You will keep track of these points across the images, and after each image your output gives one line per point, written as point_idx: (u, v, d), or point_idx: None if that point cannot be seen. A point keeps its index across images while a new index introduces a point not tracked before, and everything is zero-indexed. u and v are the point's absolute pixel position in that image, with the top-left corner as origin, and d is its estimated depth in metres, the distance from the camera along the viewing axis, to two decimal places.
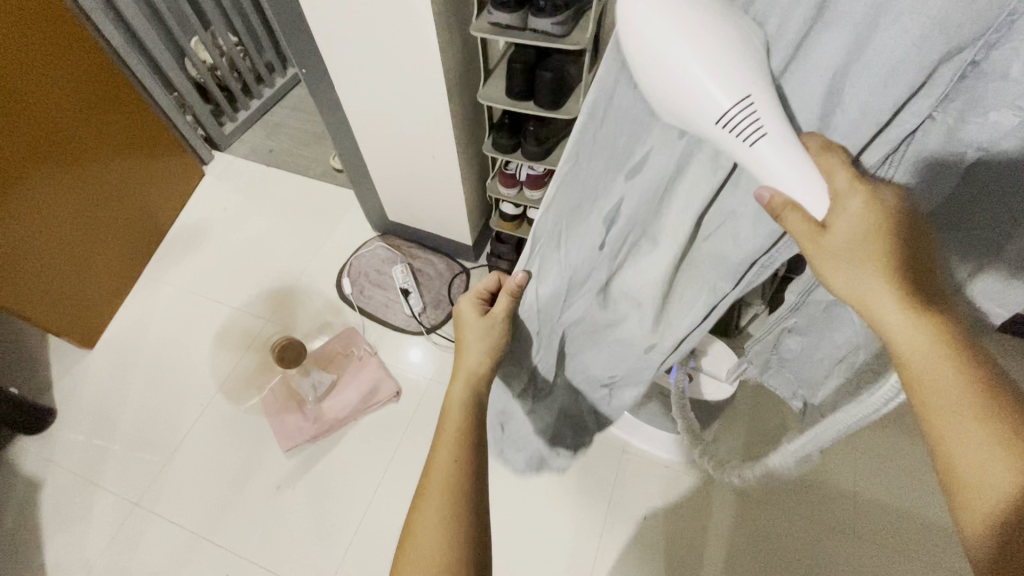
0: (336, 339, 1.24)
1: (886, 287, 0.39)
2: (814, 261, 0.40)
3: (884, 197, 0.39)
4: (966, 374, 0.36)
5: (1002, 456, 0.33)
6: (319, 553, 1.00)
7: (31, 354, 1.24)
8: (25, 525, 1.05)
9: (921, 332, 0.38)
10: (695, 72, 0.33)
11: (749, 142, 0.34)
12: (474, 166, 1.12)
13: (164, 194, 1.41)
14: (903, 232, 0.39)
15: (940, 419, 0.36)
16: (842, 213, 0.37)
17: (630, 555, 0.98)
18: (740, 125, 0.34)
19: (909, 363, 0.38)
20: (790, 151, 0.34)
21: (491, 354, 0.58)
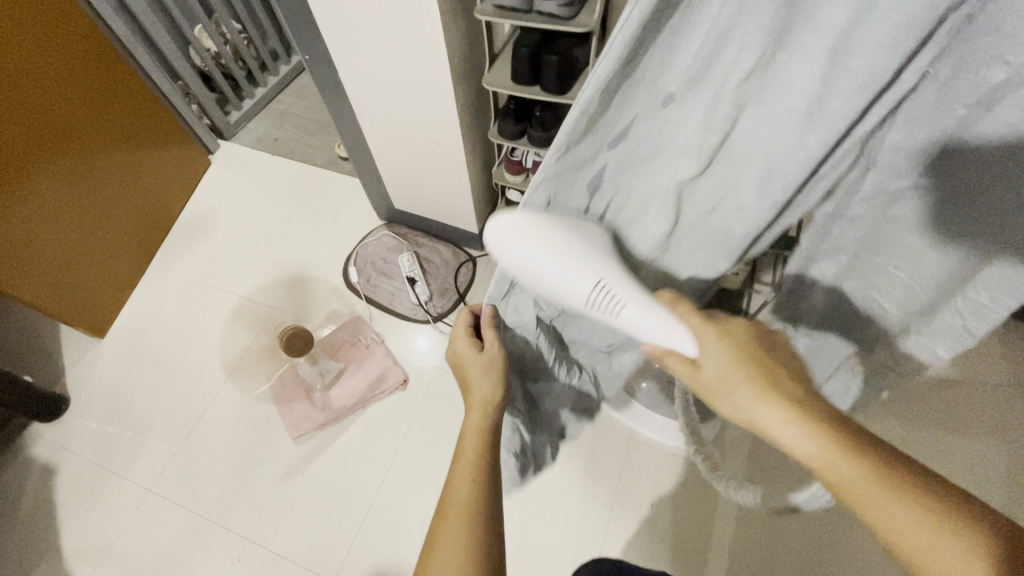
0: (343, 328, 1.24)
1: (771, 407, 0.41)
2: (705, 395, 0.44)
3: (735, 328, 0.44)
4: (876, 467, 0.36)
5: (958, 550, 0.32)
6: (328, 538, 1.02)
7: (44, 343, 1.26)
8: (41, 510, 1.07)
9: (813, 438, 0.39)
10: (555, 273, 0.38)
11: (617, 312, 0.40)
12: (479, 153, 1.12)
13: (170, 182, 1.41)
14: (767, 358, 0.43)
15: (882, 516, 0.35)
16: (704, 353, 0.42)
17: (637, 542, 0.98)
18: (602, 300, 0.39)
19: (824, 471, 0.38)
20: (651, 311, 0.40)
21: (497, 384, 0.54)
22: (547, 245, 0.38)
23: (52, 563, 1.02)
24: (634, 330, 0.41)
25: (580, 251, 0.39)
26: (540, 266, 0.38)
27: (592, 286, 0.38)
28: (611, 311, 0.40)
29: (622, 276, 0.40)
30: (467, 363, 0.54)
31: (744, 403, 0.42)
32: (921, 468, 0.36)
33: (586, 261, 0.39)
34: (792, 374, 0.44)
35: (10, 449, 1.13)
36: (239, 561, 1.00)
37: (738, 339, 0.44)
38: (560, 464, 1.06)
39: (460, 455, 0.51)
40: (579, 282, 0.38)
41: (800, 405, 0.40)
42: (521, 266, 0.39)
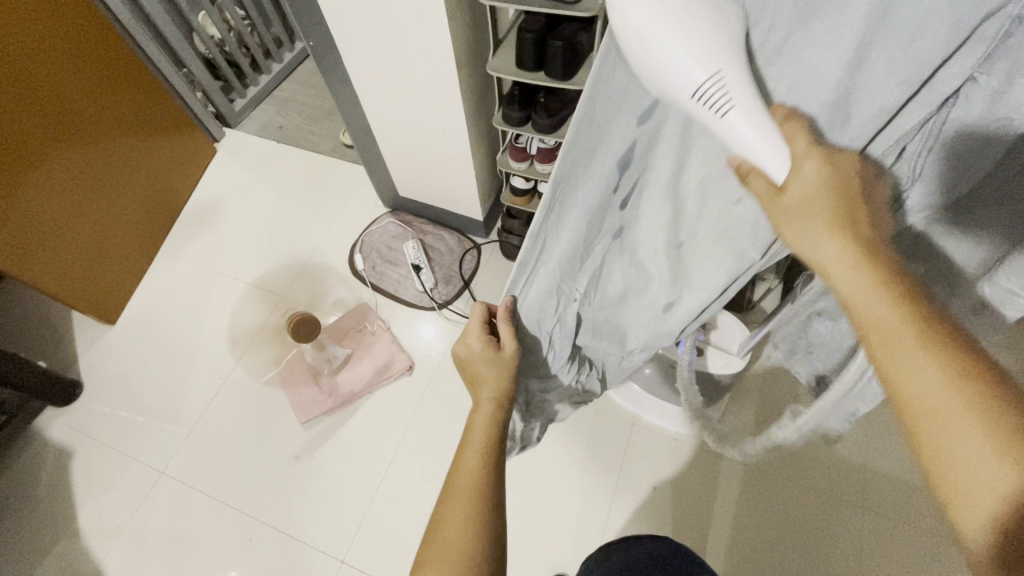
0: (350, 314, 1.26)
1: (830, 239, 0.35)
2: (780, 226, 0.37)
3: (844, 163, 0.36)
4: (939, 345, 0.31)
5: (993, 459, 0.28)
6: (337, 519, 1.04)
7: (56, 328, 1.28)
8: (57, 490, 1.10)
9: (875, 290, 0.33)
10: (678, 50, 0.30)
11: (722, 114, 0.32)
12: (484, 141, 1.11)
13: (177, 172, 1.42)
14: (858, 198, 0.36)
15: (914, 391, 0.31)
16: (795, 176, 0.35)
17: (638, 524, 1.00)
18: (716, 97, 0.31)
19: (869, 322, 0.34)
20: (759, 122, 0.32)
21: (505, 387, 0.57)
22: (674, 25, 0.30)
23: (68, 543, 1.05)
24: (729, 141, 0.33)
25: (714, 26, 0.30)
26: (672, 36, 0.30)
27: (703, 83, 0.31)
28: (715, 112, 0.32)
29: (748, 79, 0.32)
30: (479, 363, 0.58)
31: (821, 240, 0.35)
32: (971, 338, 0.32)
33: (717, 44, 0.30)
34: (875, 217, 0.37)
35: (26, 433, 1.15)
36: (250, 541, 1.03)
37: (834, 180, 0.35)
38: (563, 447, 1.08)
39: (468, 443, 0.55)
40: (701, 69, 0.30)
41: (866, 244, 0.35)
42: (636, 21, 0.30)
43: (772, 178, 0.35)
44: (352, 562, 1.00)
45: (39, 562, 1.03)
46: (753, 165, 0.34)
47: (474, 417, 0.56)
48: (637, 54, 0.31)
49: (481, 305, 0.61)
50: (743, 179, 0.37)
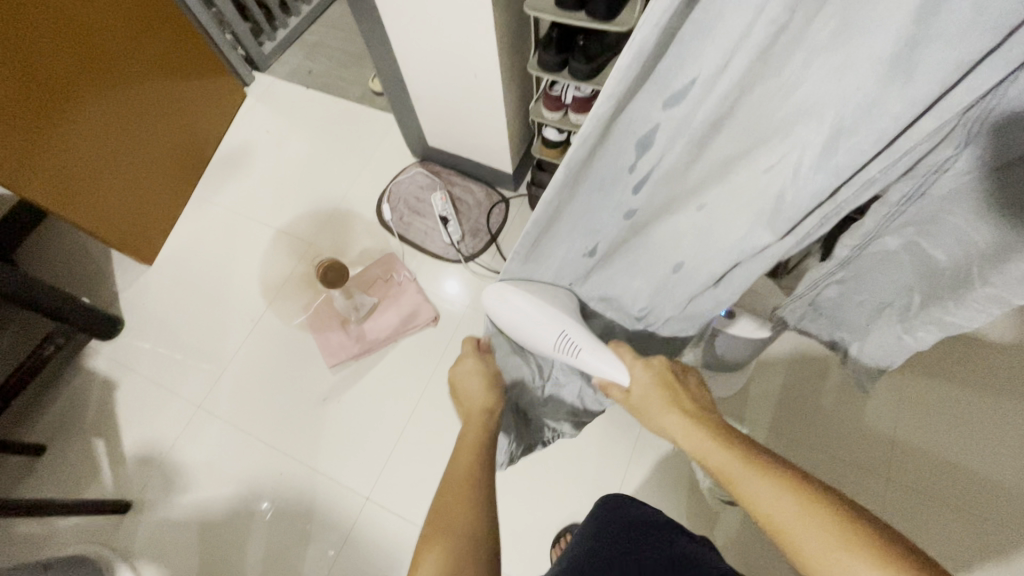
0: (377, 263, 1.27)
1: (671, 416, 0.56)
2: (638, 410, 0.60)
3: (657, 365, 0.60)
4: (750, 464, 0.47)
5: (820, 533, 0.41)
6: (362, 458, 1.09)
7: (97, 265, 1.33)
8: (104, 418, 1.17)
9: (700, 437, 0.53)
10: (531, 329, 0.62)
11: (574, 354, 0.62)
12: (517, 89, 1.07)
13: (205, 114, 1.41)
14: (676, 381, 0.59)
15: (754, 494, 0.46)
16: (633, 379, 0.60)
17: (655, 483, 1.02)
18: (564, 344, 0.62)
19: (710, 457, 0.51)
20: (597, 355, 0.62)
21: (494, 398, 0.65)
22: (527, 315, 0.61)
23: (116, 465, 1.13)
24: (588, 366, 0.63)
25: (547, 314, 0.62)
26: (533, 315, 0.62)
27: (555, 337, 0.62)
28: (571, 354, 0.62)
29: (581, 335, 0.62)
30: (472, 376, 0.66)
31: (666, 418, 0.56)
32: (779, 459, 0.48)
33: (555, 319, 0.62)
34: (698, 400, 0.58)
35: (74, 362, 1.23)
36: (281, 475, 1.09)
37: (658, 381, 0.59)
38: None
39: (460, 447, 0.59)
40: (542, 336, 0.62)
41: (695, 416, 0.54)
42: (511, 322, 0.63)
43: (617, 385, 0.61)
44: (377, 499, 1.05)
45: (91, 480, 1.12)
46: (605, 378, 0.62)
47: (467, 425, 0.62)
48: (515, 327, 0.63)
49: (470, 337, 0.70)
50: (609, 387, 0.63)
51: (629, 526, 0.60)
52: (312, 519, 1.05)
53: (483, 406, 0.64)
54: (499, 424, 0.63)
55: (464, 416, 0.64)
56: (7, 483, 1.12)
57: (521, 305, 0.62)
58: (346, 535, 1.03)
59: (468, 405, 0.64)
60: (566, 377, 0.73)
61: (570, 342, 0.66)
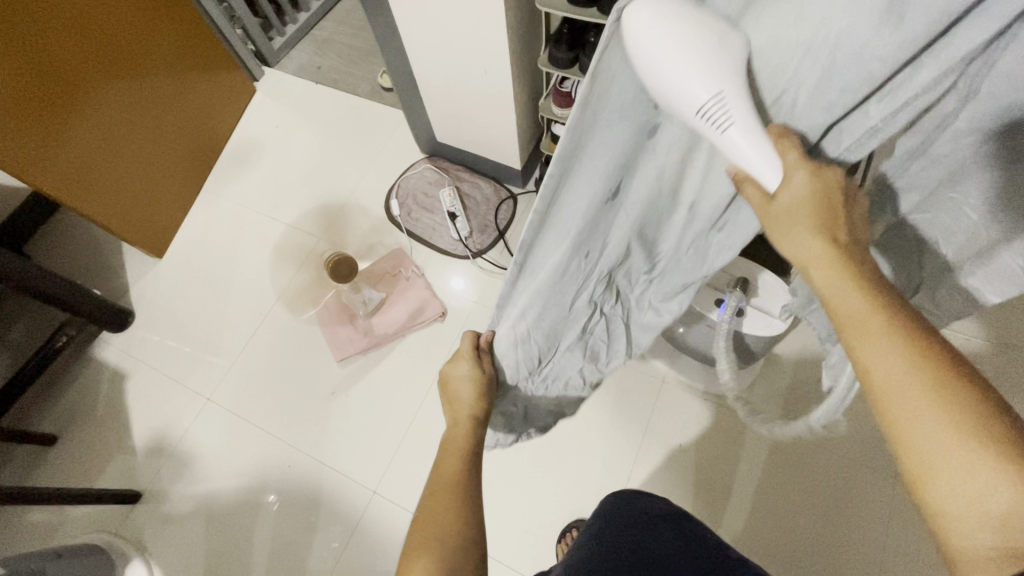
0: (385, 259, 1.27)
1: (814, 239, 0.38)
2: (772, 231, 0.40)
3: (829, 178, 0.38)
4: (893, 326, 0.35)
5: (951, 437, 0.31)
6: (369, 453, 1.09)
7: (108, 258, 1.34)
8: (114, 408, 1.18)
9: (842, 276, 0.37)
10: (681, 75, 0.33)
11: (721, 130, 0.35)
12: (526, 86, 1.06)
13: (213, 105, 1.40)
14: (840, 204, 0.39)
15: (874, 367, 0.35)
16: (787, 186, 0.37)
17: (660, 481, 1.02)
18: (715, 111, 0.34)
19: (839, 303, 0.37)
20: (755, 136, 0.35)
21: (483, 404, 0.62)
22: (674, 26, 0.32)
23: (126, 456, 1.14)
24: (733, 151, 0.36)
25: (720, 47, 0.33)
26: (667, 52, 0.32)
27: (700, 106, 0.34)
28: (712, 132, 0.35)
29: (745, 94, 0.34)
30: (464, 381, 0.62)
31: (798, 237, 0.39)
32: (934, 331, 0.34)
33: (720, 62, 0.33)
34: (854, 226, 0.40)
35: (85, 354, 1.24)
36: (289, 468, 1.10)
37: (817, 200, 0.38)
38: (592, 402, 1.09)
39: (446, 457, 0.59)
40: (693, 87, 0.33)
41: (842, 248, 0.38)
42: (644, 51, 0.33)
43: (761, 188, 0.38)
44: (383, 493, 1.06)
45: (101, 470, 1.13)
46: (745, 171, 0.38)
47: (453, 431, 0.61)
48: (647, 56, 0.33)
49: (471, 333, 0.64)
50: (742, 184, 0.39)
51: (650, 513, 0.61)
52: (318, 512, 1.06)
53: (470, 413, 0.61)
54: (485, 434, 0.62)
55: (452, 418, 0.62)
56: (19, 472, 1.14)
57: (671, 19, 0.32)
58: (352, 528, 1.04)
59: (455, 410, 0.62)
60: (561, 371, 0.66)
61: (564, 338, 0.62)
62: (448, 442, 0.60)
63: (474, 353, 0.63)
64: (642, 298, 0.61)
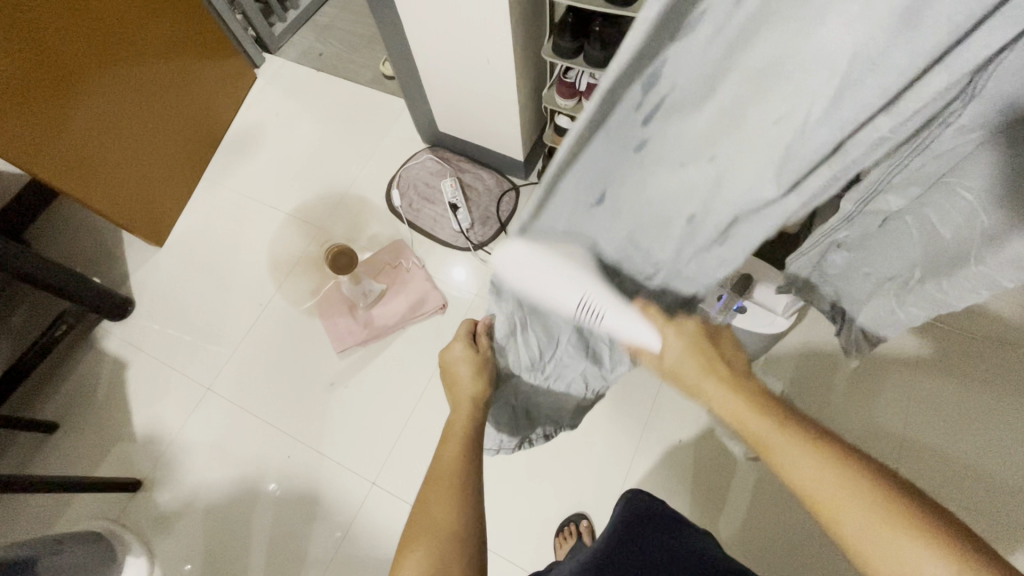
0: (386, 250, 1.26)
1: (709, 380, 0.51)
2: (668, 377, 0.54)
3: (690, 328, 0.54)
4: (794, 432, 0.45)
5: (863, 512, 0.40)
6: (369, 444, 1.09)
7: (108, 246, 1.34)
8: (114, 397, 1.18)
9: (747, 405, 0.49)
10: (552, 290, 0.45)
11: (598, 315, 0.48)
12: (529, 76, 1.05)
13: (214, 92, 1.39)
14: (711, 347, 0.53)
15: (792, 468, 0.44)
16: (664, 345, 0.52)
17: (660, 475, 1.01)
18: (590, 307, 0.47)
19: (750, 424, 0.48)
20: (624, 317, 0.50)
21: (484, 386, 0.63)
22: (544, 258, 0.42)
23: (126, 444, 1.14)
24: (611, 325, 0.50)
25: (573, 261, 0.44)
26: (557, 280, 0.44)
27: (577, 303, 0.45)
28: (594, 319, 0.48)
29: (606, 290, 0.47)
30: (461, 364, 0.63)
31: (704, 381, 0.51)
32: (822, 428, 0.45)
33: (581, 277, 0.45)
34: (734, 364, 0.53)
35: (85, 342, 1.24)
36: (289, 458, 1.10)
37: (696, 353, 0.53)
38: None
39: (447, 438, 0.59)
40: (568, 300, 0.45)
41: (732, 380, 0.50)
42: (523, 280, 0.44)
43: (649, 350, 0.54)
44: (382, 484, 1.06)
45: (102, 458, 1.13)
46: (632, 340, 0.53)
47: (455, 414, 0.62)
48: (526, 287, 0.45)
49: (467, 320, 0.65)
50: (634, 350, 0.55)
51: (648, 517, 0.60)
52: (318, 502, 1.06)
53: (471, 395, 0.62)
54: (486, 415, 0.63)
55: (453, 400, 0.63)
56: (20, 459, 1.14)
57: (538, 258, 0.42)
58: (352, 519, 1.04)
59: (456, 392, 0.63)
60: (562, 372, 0.68)
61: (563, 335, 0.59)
62: (450, 424, 0.61)
63: (470, 337, 0.64)
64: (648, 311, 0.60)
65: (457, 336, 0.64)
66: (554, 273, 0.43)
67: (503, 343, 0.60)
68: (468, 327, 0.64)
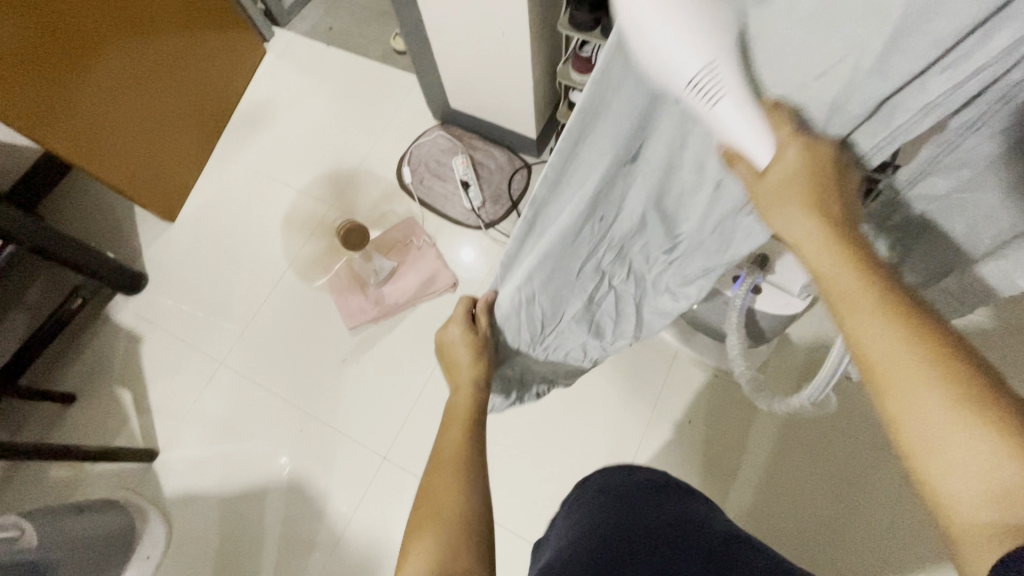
0: (397, 227, 1.26)
1: (806, 222, 0.38)
2: (762, 204, 0.39)
3: (821, 152, 0.37)
4: (890, 303, 0.34)
5: (942, 414, 0.30)
6: (380, 420, 1.10)
7: (121, 221, 1.34)
8: (130, 370, 1.20)
9: (839, 259, 0.36)
10: (666, 43, 0.32)
11: (711, 101, 0.34)
12: (544, 51, 1.02)
13: (224, 65, 1.38)
14: (831, 183, 0.38)
15: (868, 341, 0.34)
16: (774, 162, 0.36)
17: (669, 457, 1.02)
18: (700, 88, 0.33)
19: (831, 280, 0.36)
20: (740, 111, 0.34)
21: (483, 368, 0.62)
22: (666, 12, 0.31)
23: (142, 416, 1.16)
24: (713, 125, 0.35)
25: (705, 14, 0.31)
26: (676, 18, 0.31)
27: (688, 78, 0.33)
28: (700, 107, 0.34)
29: (733, 68, 0.33)
30: (459, 345, 0.63)
31: (789, 224, 0.38)
32: (931, 312, 0.34)
33: (707, 30, 0.31)
34: (850, 211, 0.39)
35: (101, 316, 1.25)
36: (301, 432, 1.11)
37: (805, 179, 0.37)
38: (602, 377, 1.08)
39: (451, 421, 0.60)
40: (682, 63, 0.32)
41: (834, 229, 0.37)
42: (631, 17, 0.31)
43: (747, 163, 0.37)
44: (392, 460, 1.07)
45: (119, 429, 1.16)
46: (733, 147, 0.37)
47: (456, 397, 0.62)
48: (636, 36, 0.32)
49: (465, 297, 0.64)
50: (728, 160, 0.38)
51: (625, 499, 0.56)
52: (332, 475, 1.07)
53: (471, 378, 0.62)
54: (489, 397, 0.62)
55: (454, 383, 0.63)
56: (40, 429, 1.17)
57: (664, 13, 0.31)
58: (363, 494, 1.06)
59: (455, 377, 0.63)
60: (562, 345, 0.66)
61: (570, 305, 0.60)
62: (451, 408, 0.62)
63: (468, 316, 0.63)
64: (657, 282, 0.59)
65: (454, 318, 0.63)
66: (667, 22, 0.31)
67: (512, 320, 0.60)
68: (467, 304, 0.64)
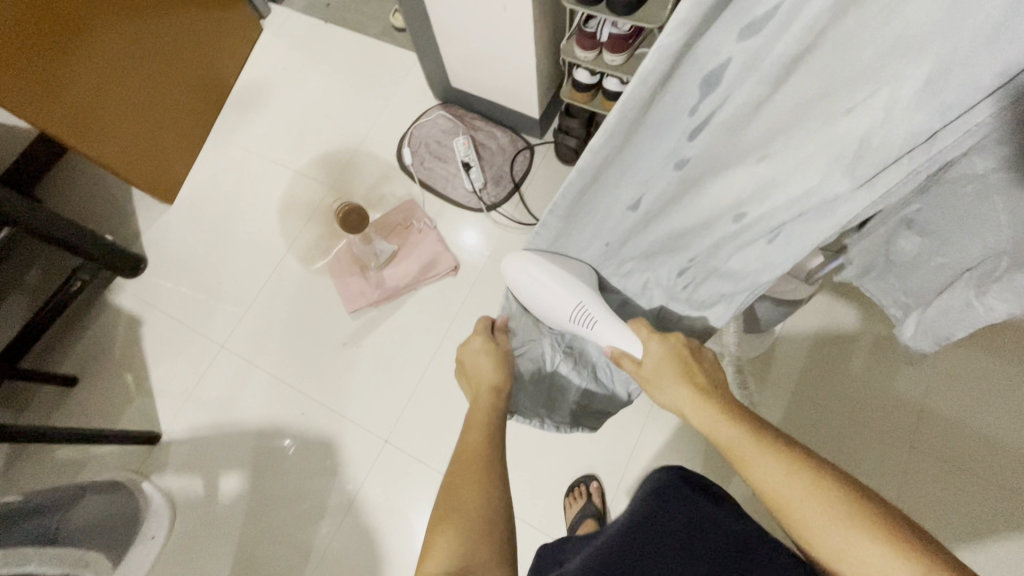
0: (398, 210, 1.24)
1: (684, 392, 0.60)
2: (654, 387, 0.64)
3: (673, 340, 0.65)
4: (760, 436, 0.52)
5: (823, 508, 0.44)
6: (382, 403, 1.10)
7: (119, 202, 1.33)
8: (130, 353, 1.20)
9: (720, 416, 0.55)
10: (553, 302, 0.69)
11: (589, 326, 0.69)
12: (547, 26, 1.00)
13: (218, 44, 1.35)
14: (694, 364, 0.62)
15: (759, 467, 0.49)
16: (646, 354, 0.65)
17: (671, 442, 1.01)
18: (581, 313, 0.69)
19: (718, 432, 0.55)
20: (608, 326, 0.68)
21: (502, 375, 0.67)
22: (554, 275, 0.68)
23: (143, 399, 1.16)
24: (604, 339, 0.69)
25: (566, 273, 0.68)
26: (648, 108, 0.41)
27: (573, 307, 0.68)
28: (587, 325, 0.69)
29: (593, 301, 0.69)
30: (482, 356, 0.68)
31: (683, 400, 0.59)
32: (793, 440, 0.51)
33: (572, 291, 0.68)
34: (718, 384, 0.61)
35: (101, 298, 1.25)
36: (302, 415, 1.11)
37: (675, 365, 0.62)
38: None
39: (470, 423, 0.60)
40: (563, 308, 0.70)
41: (708, 394, 0.58)
42: (532, 298, 0.71)
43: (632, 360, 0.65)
44: (394, 443, 1.07)
45: (121, 412, 1.16)
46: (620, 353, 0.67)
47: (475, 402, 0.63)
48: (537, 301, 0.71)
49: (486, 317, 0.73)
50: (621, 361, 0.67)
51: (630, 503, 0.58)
52: (336, 456, 1.07)
53: (490, 384, 0.65)
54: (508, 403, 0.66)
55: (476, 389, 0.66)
56: (43, 411, 1.17)
57: (547, 271, 0.68)
58: (364, 477, 1.05)
59: (477, 383, 0.66)
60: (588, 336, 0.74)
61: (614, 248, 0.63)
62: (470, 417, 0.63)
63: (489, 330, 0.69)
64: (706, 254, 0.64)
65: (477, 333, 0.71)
66: (552, 284, 0.68)
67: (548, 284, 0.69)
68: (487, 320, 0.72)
